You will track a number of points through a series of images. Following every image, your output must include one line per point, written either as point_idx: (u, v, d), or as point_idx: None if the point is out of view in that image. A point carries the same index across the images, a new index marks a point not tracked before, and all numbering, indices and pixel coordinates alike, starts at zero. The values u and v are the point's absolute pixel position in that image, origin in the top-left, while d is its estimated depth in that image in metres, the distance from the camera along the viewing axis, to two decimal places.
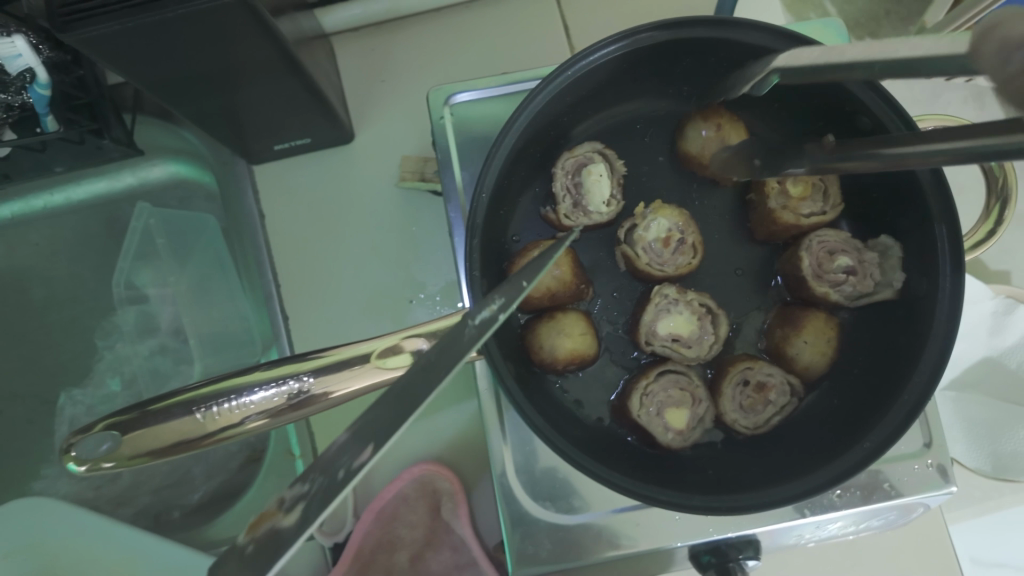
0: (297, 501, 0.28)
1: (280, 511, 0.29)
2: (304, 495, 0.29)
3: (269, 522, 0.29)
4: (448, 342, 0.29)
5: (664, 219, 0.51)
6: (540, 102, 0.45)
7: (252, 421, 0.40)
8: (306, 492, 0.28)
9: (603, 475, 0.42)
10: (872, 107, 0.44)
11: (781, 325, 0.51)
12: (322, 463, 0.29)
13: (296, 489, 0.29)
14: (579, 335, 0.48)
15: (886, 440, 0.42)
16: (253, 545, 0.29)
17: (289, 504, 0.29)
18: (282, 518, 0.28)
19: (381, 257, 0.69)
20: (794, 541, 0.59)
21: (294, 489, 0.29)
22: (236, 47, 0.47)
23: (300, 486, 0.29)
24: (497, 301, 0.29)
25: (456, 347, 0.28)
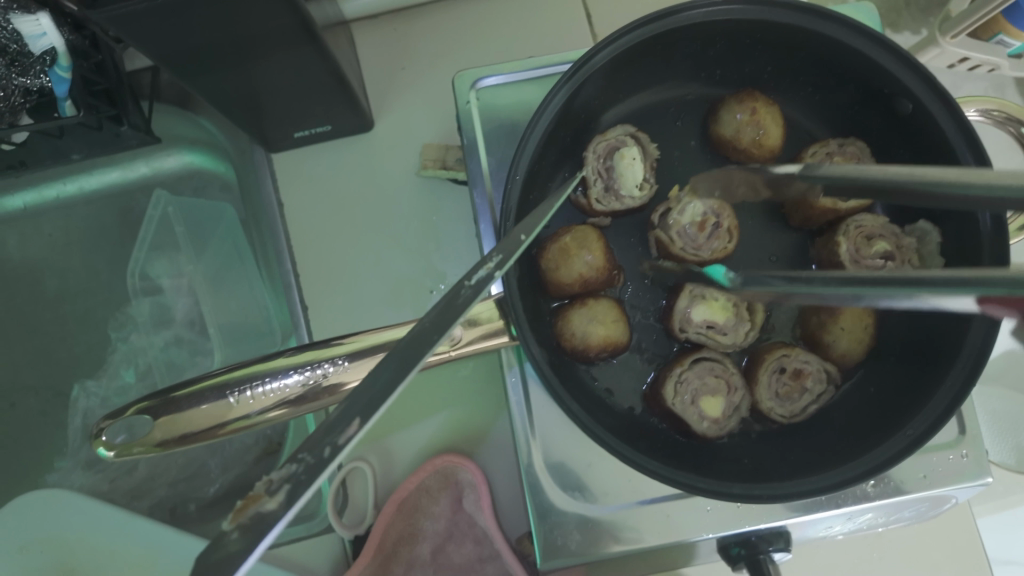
0: (285, 482, 0.27)
1: (266, 495, 0.27)
2: (295, 475, 0.27)
3: (254, 507, 0.27)
4: (446, 302, 0.31)
5: (698, 203, 0.50)
6: (574, 82, 0.44)
7: (277, 410, 0.39)
8: (296, 472, 0.27)
9: (641, 463, 0.41)
10: (978, 219, 0.42)
11: (816, 311, 0.49)
12: (312, 441, 0.27)
13: (283, 470, 0.27)
14: (611, 322, 0.47)
15: (928, 428, 0.42)
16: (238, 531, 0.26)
17: (277, 486, 0.27)
18: (269, 502, 0.26)
19: (402, 247, 0.68)
20: (823, 533, 0.58)
21: (282, 469, 0.27)
22: (263, 28, 0.46)
23: (288, 466, 0.27)
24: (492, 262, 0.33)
25: (453, 314, 0.31)
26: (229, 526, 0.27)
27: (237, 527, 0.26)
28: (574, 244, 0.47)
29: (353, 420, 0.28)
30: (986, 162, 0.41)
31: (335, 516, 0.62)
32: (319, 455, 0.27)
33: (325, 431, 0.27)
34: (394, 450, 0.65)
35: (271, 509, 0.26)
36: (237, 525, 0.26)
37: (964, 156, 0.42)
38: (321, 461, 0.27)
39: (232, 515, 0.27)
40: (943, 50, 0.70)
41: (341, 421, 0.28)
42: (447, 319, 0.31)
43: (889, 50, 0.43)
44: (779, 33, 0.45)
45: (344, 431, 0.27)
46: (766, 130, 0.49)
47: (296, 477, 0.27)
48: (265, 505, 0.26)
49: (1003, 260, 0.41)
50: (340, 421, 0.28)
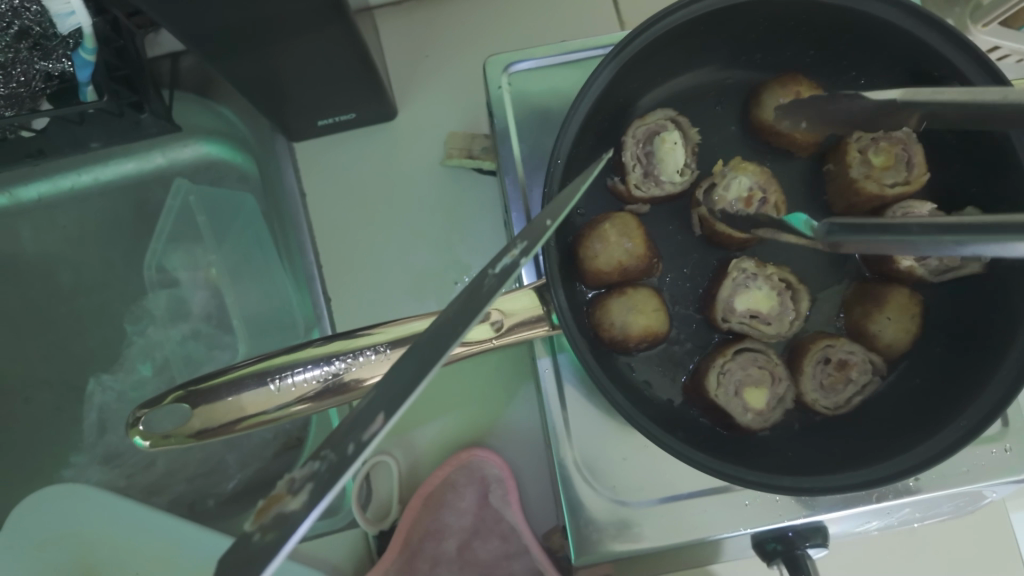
0: (308, 481, 0.25)
1: (288, 494, 0.25)
2: (317, 473, 0.25)
3: (275, 507, 0.25)
4: (468, 293, 0.29)
5: (744, 177, 0.49)
6: (618, 62, 0.43)
7: (307, 402, 0.38)
8: (319, 470, 0.25)
9: (688, 455, 0.40)
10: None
11: (860, 302, 0.48)
12: (336, 437, 0.26)
13: (306, 468, 0.26)
14: (651, 311, 0.46)
15: (983, 419, 0.40)
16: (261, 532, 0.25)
17: (299, 485, 0.25)
18: (291, 502, 0.25)
19: (427, 237, 0.67)
20: (860, 529, 0.57)
21: (306, 467, 0.26)
22: (295, 7, 0.45)
23: (312, 463, 0.26)
24: (517, 247, 0.30)
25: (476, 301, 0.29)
26: (252, 527, 0.25)
27: (258, 527, 0.25)
28: (613, 232, 0.46)
29: (377, 415, 0.25)
30: (1002, 79, 0.41)
31: (359, 510, 0.60)
32: (343, 451, 0.25)
33: (348, 428, 0.26)
34: (418, 443, 0.63)
35: (293, 509, 0.25)
36: (259, 526, 0.25)
37: (975, 78, 0.42)
38: (345, 458, 0.25)
39: (253, 515, 0.26)
40: (976, 40, 0.68)
41: (366, 417, 0.25)
42: (468, 307, 0.29)
43: (940, 31, 0.42)
44: (825, 14, 0.44)
45: (368, 427, 0.25)
46: None
47: (319, 476, 0.25)
48: (287, 504, 0.25)
49: None
50: (364, 418, 0.26)
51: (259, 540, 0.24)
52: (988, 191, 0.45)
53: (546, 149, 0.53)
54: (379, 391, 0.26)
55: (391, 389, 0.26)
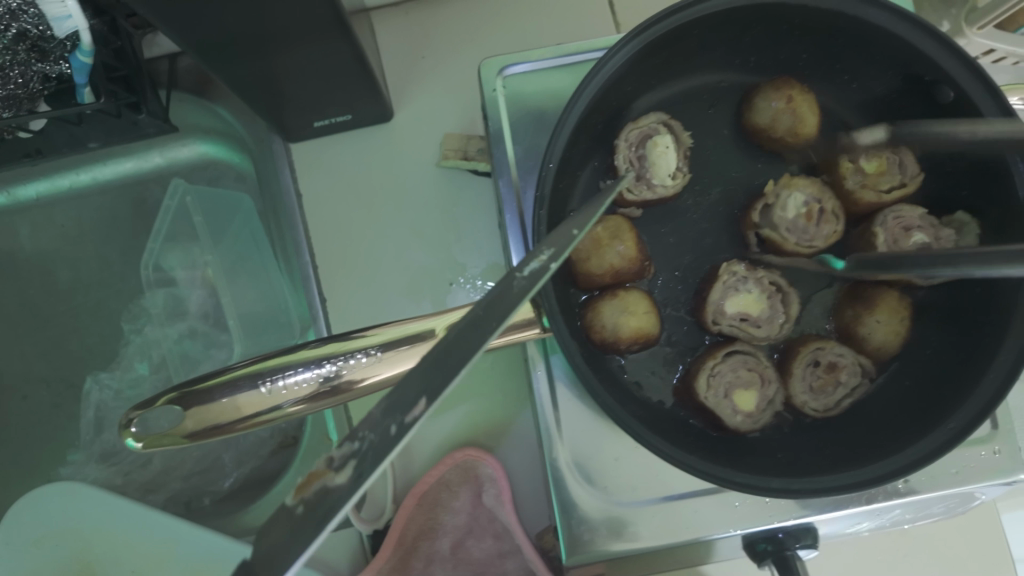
0: (349, 459, 0.26)
1: (330, 471, 0.26)
2: (359, 452, 0.26)
3: (318, 482, 0.26)
4: (494, 297, 0.28)
5: (799, 194, 0.49)
6: (610, 66, 0.43)
7: (298, 405, 0.38)
8: (360, 450, 0.26)
9: (678, 457, 0.40)
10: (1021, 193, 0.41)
11: (850, 304, 0.49)
12: (373, 418, 0.26)
13: (346, 447, 0.27)
14: (643, 314, 0.47)
15: (971, 422, 0.41)
16: (303, 507, 0.26)
17: (340, 463, 0.26)
18: (335, 477, 0.26)
19: (421, 237, 0.67)
20: (850, 529, 0.58)
21: (344, 447, 0.27)
22: (288, 9, 0.46)
23: (350, 445, 0.27)
24: (546, 252, 0.29)
25: (506, 301, 0.27)
26: (295, 500, 0.27)
27: (301, 502, 0.26)
28: (606, 235, 0.47)
29: (419, 401, 0.25)
30: (1009, 107, 0.41)
31: (354, 510, 0.61)
32: (383, 432, 0.26)
33: (387, 410, 0.26)
34: (413, 443, 0.64)
35: (337, 484, 0.26)
36: (302, 500, 0.26)
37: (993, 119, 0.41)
38: (387, 439, 0.25)
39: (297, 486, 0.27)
40: (970, 43, 0.69)
41: (407, 402, 0.25)
42: (492, 315, 0.27)
43: (932, 37, 0.42)
44: (821, 18, 0.44)
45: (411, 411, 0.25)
46: (802, 118, 0.48)
47: (360, 455, 0.26)
48: (331, 478, 0.26)
49: None
50: (404, 403, 0.26)
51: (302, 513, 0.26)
52: (980, 196, 0.45)
53: (541, 151, 0.53)
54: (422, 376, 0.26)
55: (431, 375, 0.26)
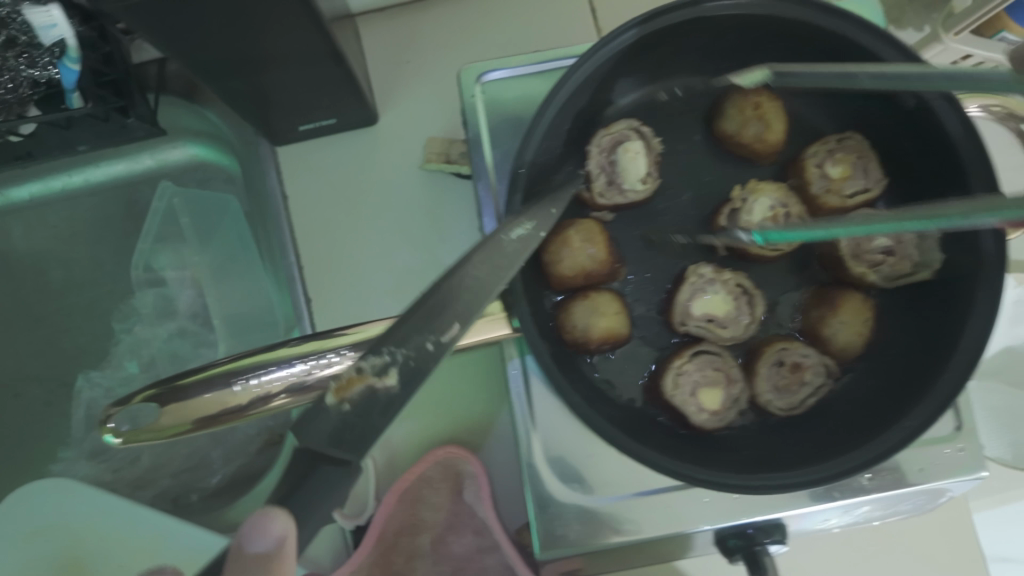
0: (386, 367, 0.36)
1: (369, 376, 0.36)
2: (395, 361, 0.36)
3: (357, 386, 0.36)
4: (492, 249, 0.40)
5: (765, 198, 0.50)
6: (580, 74, 0.44)
7: (276, 401, 0.39)
8: (392, 361, 0.36)
9: (641, 454, 0.41)
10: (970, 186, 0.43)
11: (816, 306, 0.50)
12: (399, 338, 0.37)
13: (378, 359, 0.36)
14: (613, 314, 0.48)
15: (926, 420, 0.42)
16: (349, 405, 0.36)
17: (380, 370, 0.36)
18: (379, 380, 0.36)
19: (404, 238, 0.69)
20: (820, 526, 0.59)
21: (376, 359, 0.36)
22: (269, 18, 0.47)
23: (382, 357, 0.36)
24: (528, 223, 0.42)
25: (503, 258, 0.40)
26: (338, 399, 0.36)
27: (347, 401, 0.36)
28: (577, 238, 0.48)
29: (452, 324, 0.37)
30: (968, 118, 0.42)
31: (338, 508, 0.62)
32: (421, 346, 0.37)
33: (422, 330, 0.37)
34: (394, 440, 0.66)
35: (382, 386, 0.36)
36: (345, 398, 0.36)
37: (952, 127, 0.42)
38: (427, 353, 0.37)
39: (335, 387, 0.36)
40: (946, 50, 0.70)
41: (443, 325, 0.37)
42: (496, 262, 0.39)
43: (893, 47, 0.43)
44: (786, 28, 0.45)
45: (445, 331, 0.37)
46: (769, 126, 0.49)
47: (401, 365, 0.36)
48: (376, 383, 0.36)
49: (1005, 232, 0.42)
50: (440, 324, 0.37)
51: (350, 410, 0.36)
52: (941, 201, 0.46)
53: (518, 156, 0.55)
54: (449, 304, 0.38)
55: (440, 309, 0.37)
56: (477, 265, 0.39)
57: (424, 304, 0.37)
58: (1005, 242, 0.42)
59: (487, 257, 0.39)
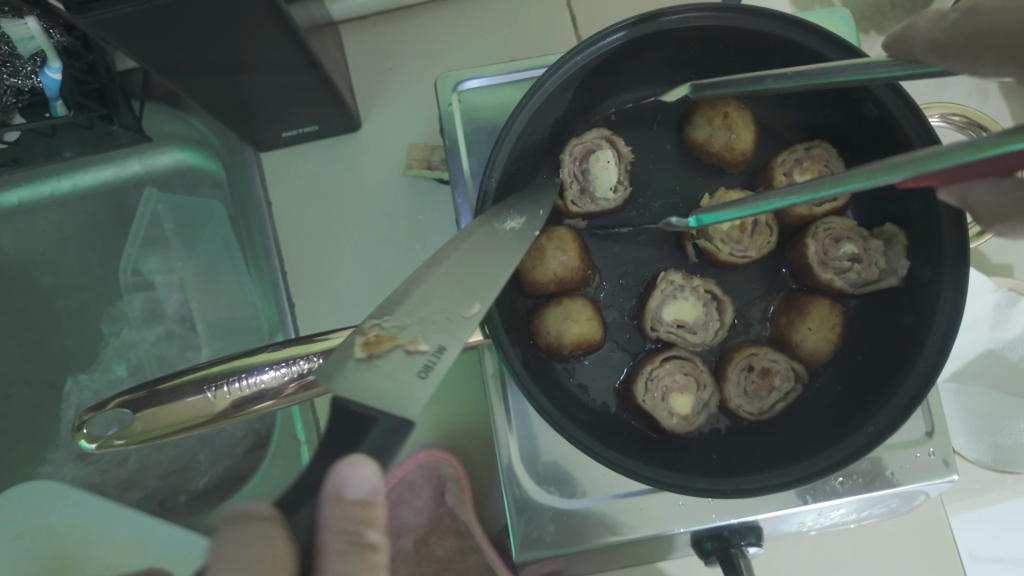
0: (413, 327, 0.39)
1: (397, 335, 0.38)
2: (421, 323, 0.39)
3: (386, 343, 0.38)
4: (494, 237, 0.42)
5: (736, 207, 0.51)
6: (549, 85, 0.45)
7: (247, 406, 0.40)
8: (416, 323, 0.39)
9: (608, 457, 0.42)
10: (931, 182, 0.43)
11: (786, 311, 0.51)
12: (424, 311, 0.39)
13: (400, 319, 0.39)
14: (585, 320, 0.49)
15: (889, 425, 0.43)
16: (381, 360, 0.38)
17: (406, 330, 0.38)
18: (407, 340, 0.38)
19: (386, 244, 0.69)
20: (796, 528, 0.60)
21: (397, 320, 0.39)
22: (246, 30, 0.48)
23: (403, 320, 0.39)
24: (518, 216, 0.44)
25: (500, 243, 0.42)
26: (365, 354, 0.38)
27: (377, 357, 0.38)
28: (549, 245, 0.49)
29: (473, 303, 0.39)
30: (928, 125, 0.42)
31: None
32: (445, 319, 0.39)
33: (446, 304, 0.39)
34: None
35: (414, 347, 0.38)
36: (373, 354, 0.38)
37: (914, 136, 0.43)
38: (454, 323, 0.39)
39: (361, 345, 0.38)
40: None
41: (465, 303, 0.39)
42: (503, 249, 0.42)
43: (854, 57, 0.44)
44: (753, 39, 0.46)
45: (467, 309, 0.39)
46: (739, 135, 0.50)
47: (428, 328, 0.39)
48: (404, 344, 0.38)
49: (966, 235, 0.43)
50: (464, 302, 0.39)
51: (381, 365, 0.38)
52: (906, 205, 0.47)
53: None
54: (463, 285, 0.40)
55: (458, 286, 0.40)
56: (471, 247, 0.41)
57: (434, 283, 0.40)
58: (967, 249, 0.42)
59: (481, 241, 0.42)
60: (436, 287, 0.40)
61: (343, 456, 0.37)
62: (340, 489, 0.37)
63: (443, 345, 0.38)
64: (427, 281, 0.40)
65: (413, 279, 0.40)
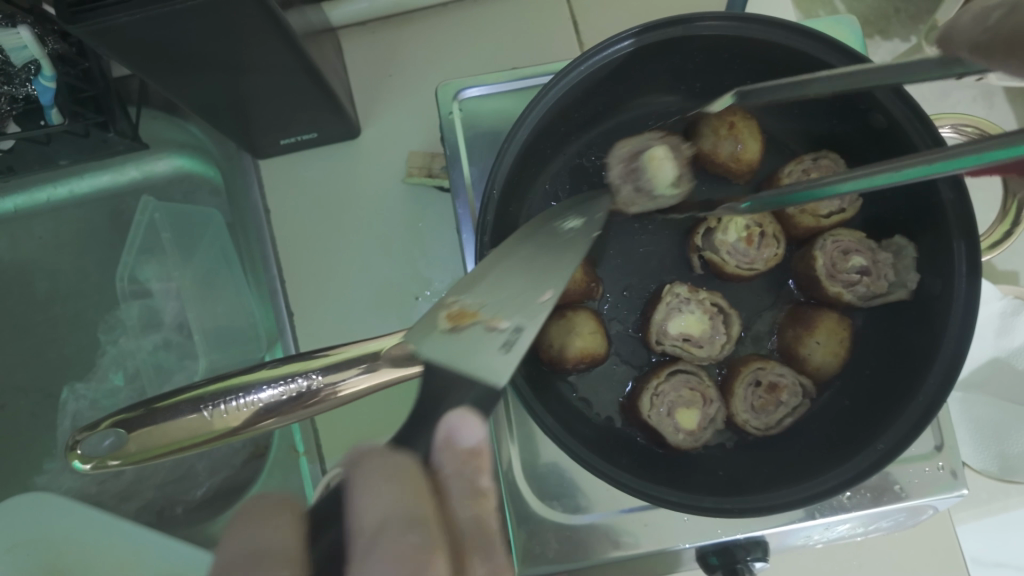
0: (492, 307, 0.39)
1: (479, 312, 0.38)
2: (499, 304, 0.39)
3: (470, 317, 0.38)
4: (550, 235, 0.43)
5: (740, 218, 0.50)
6: (552, 96, 0.44)
7: (243, 426, 0.38)
8: (490, 303, 0.39)
9: (612, 475, 0.41)
10: (941, 194, 0.43)
11: (793, 325, 0.51)
12: (499, 295, 0.39)
13: (477, 297, 0.39)
14: (590, 335, 0.48)
15: (899, 443, 0.42)
16: (464, 333, 0.38)
17: (482, 307, 0.38)
18: (486, 317, 0.38)
19: (386, 253, 0.68)
20: (802, 542, 0.59)
21: (473, 298, 0.39)
22: (244, 39, 0.47)
23: (479, 299, 0.39)
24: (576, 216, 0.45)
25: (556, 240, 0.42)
26: (447, 326, 0.38)
27: (458, 329, 0.38)
28: None
29: (546, 290, 0.40)
30: (937, 134, 0.41)
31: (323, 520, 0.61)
32: (522, 301, 0.39)
33: (522, 291, 0.39)
34: None
35: (497, 325, 0.38)
36: (454, 326, 0.38)
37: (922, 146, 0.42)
38: (531, 305, 0.39)
39: (445, 318, 0.38)
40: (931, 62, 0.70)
41: (538, 289, 0.39)
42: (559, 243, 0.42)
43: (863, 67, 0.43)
44: (761, 50, 0.45)
45: (541, 294, 0.39)
46: (745, 145, 0.50)
47: (506, 310, 0.39)
48: (485, 321, 0.38)
49: (978, 249, 0.42)
50: (537, 288, 0.40)
51: (463, 338, 0.38)
52: (915, 217, 0.46)
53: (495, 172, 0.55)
54: (532, 274, 0.40)
55: (526, 266, 0.40)
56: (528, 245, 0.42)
57: (509, 269, 0.40)
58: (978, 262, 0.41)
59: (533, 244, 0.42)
60: (508, 272, 0.40)
61: (446, 412, 0.35)
62: (452, 437, 0.34)
63: (521, 324, 0.38)
64: (501, 265, 0.40)
65: (486, 263, 0.41)
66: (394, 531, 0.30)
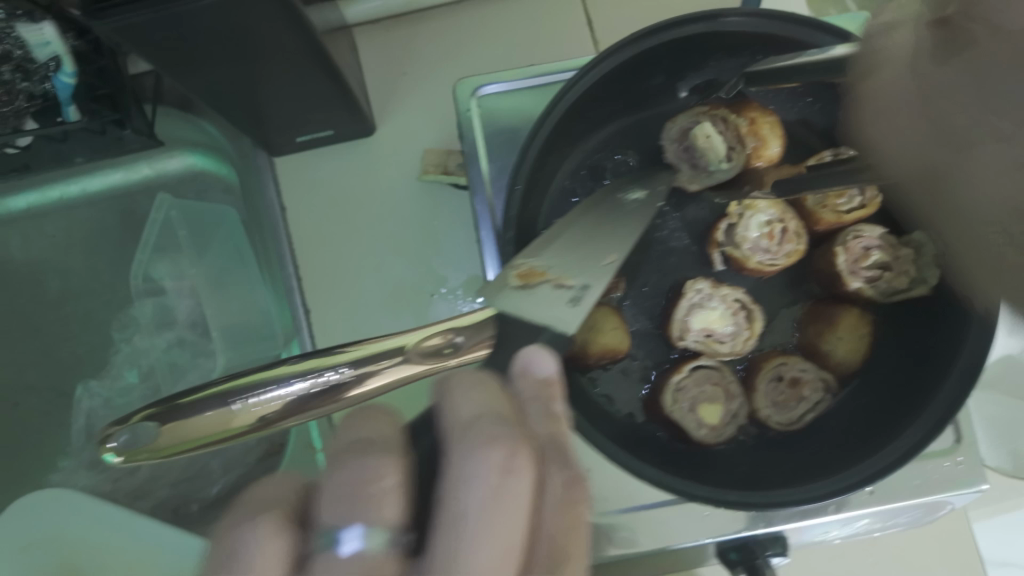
0: (558, 267, 0.43)
1: (545, 271, 0.42)
2: (564, 265, 0.43)
3: (539, 275, 0.42)
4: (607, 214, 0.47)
5: (761, 214, 0.51)
6: (576, 90, 0.44)
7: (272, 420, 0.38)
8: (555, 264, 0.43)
9: (638, 470, 0.41)
10: None
11: (813, 321, 0.51)
12: (565, 260, 0.43)
13: (542, 259, 0.43)
14: (612, 331, 0.48)
15: (922, 438, 0.42)
16: (534, 289, 0.41)
17: (548, 267, 0.42)
18: (554, 275, 0.42)
19: (400, 250, 0.68)
20: (820, 539, 0.59)
21: (538, 259, 0.43)
22: (264, 36, 0.48)
23: (544, 260, 0.43)
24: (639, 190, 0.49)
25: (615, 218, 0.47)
26: (517, 282, 0.41)
27: (527, 285, 0.41)
28: None
29: (610, 254, 0.44)
30: None
31: None
32: (589, 260, 0.43)
33: (586, 256, 0.44)
34: None
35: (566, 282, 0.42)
36: (524, 282, 0.41)
37: None
38: (600, 266, 0.43)
39: (515, 276, 0.42)
40: None
41: (600, 255, 0.44)
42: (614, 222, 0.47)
43: None
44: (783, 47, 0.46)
45: (606, 258, 0.44)
46: (765, 142, 0.50)
47: (572, 271, 0.42)
48: (554, 279, 0.42)
49: None
50: (599, 253, 0.44)
51: (534, 292, 0.41)
52: None
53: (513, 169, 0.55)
54: (594, 243, 0.45)
55: (588, 235, 0.45)
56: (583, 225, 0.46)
57: (569, 239, 0.44)
58: None
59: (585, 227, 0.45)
60: (570, 242, 0.44)
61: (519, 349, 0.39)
62: (527, 367, 0.36)
63: (587, 282, 0.42)
64: (563, 236, 0.45)
65: (547, 236, 0.45)
66: (486, 423, 0.30)
